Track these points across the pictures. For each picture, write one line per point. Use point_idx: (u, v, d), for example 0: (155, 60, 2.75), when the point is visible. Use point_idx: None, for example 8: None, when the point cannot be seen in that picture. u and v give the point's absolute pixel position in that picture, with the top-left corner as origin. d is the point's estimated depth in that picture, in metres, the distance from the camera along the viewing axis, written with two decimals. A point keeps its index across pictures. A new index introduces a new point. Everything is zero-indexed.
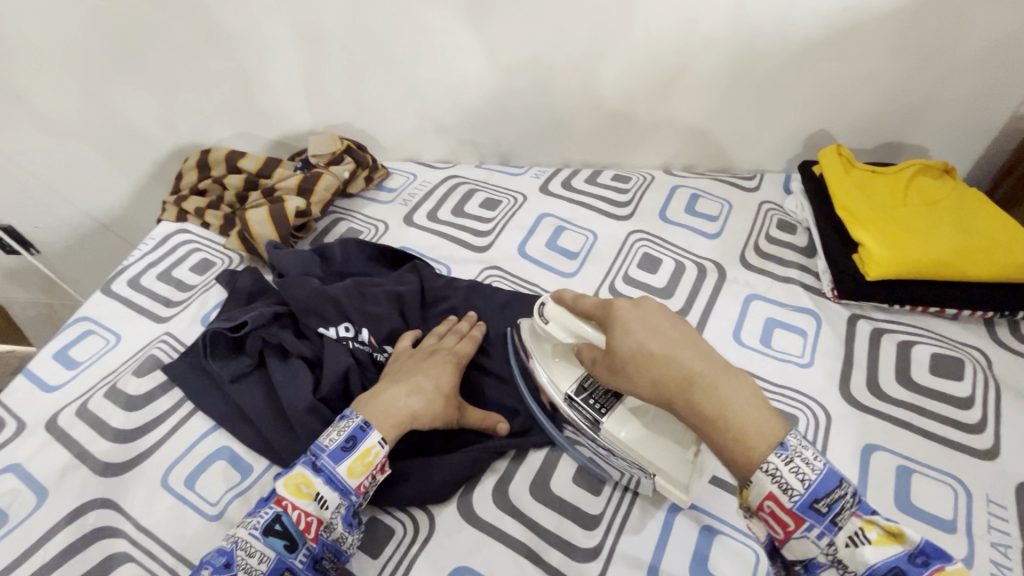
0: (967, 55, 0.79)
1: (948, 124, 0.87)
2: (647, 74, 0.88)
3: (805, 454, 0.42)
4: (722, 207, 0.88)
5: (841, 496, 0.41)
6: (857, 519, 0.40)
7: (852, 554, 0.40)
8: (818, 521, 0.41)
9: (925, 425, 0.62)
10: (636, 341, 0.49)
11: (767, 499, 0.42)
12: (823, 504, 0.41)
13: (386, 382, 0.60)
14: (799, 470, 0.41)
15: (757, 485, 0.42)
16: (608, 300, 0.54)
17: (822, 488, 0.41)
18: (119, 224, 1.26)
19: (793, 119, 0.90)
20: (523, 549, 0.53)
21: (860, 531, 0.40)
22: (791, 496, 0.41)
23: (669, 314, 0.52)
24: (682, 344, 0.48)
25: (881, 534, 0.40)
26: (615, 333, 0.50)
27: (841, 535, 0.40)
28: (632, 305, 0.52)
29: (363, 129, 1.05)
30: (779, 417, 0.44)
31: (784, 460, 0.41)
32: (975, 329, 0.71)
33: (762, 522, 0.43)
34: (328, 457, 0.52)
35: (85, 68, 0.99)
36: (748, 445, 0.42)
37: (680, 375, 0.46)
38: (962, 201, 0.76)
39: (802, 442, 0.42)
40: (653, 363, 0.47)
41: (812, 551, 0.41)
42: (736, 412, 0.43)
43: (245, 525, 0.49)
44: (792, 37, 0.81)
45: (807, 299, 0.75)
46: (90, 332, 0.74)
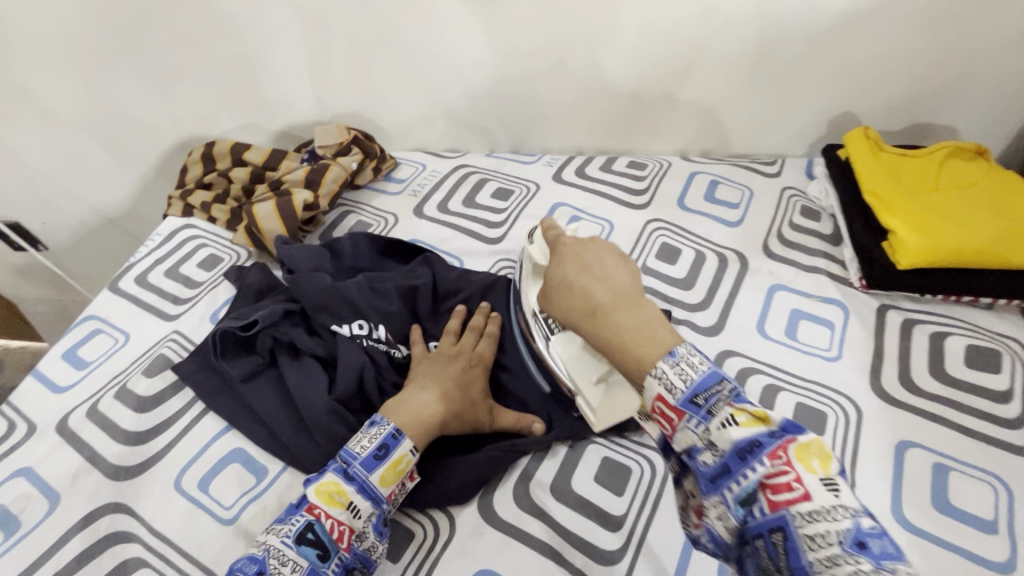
0: (999, 36, 0.76)
1: (982, 103, 0.83)
2: (665, 57, 0.84)
3: (690, 359, 0.42)
4: (743, 194, 0.85)
5: (718, 390, 0.41)
6: (729, 407, 0.39)
7: (721, 435, 0.39)
8: (696, 413, 0.40)
9: (961, 421, 0.59)
10: (564, 274, 0.53)
11: (657, 400, 0.42)
12: (701, 398, 0.40)
13: (413, 386, 0.58)
14: (683, 371, 0.41)
15: (648, 388, 0.43)
16: (562, 237, 0.59)
17: (702, 384, 0.41)
18: (126, 219, 1.24)
19: (815, 103, 0.87)
20: (545, 550, 0.51)
21: (730, 417, 0.39)
22: (675, 393, 0.41)
23: (609, 252, 0.55)
24: (601, 276, 0.51)
25: (749, 418, 0.38)
26: (554, 267, 0.55)
27: (714, 422, 0.39)
28: (578, 244, 0.57)
29: (369, 119, 1.02)
30: (677, 335, 0.45)
31: (671, 364, 0.42)
32: (1011, 318, 0.68)
33: (656, 423, 0.43)
34: (360, 465, 0.51)
35: (85, 60, 0.97)
36: (637, 354, 0.44)
37: (588, 304, 0.50)
38: (997, 184, 0.73)
39: (692, 351, 0.43)
40: (571, 292, 0.52)
41: (693, 443, 0.40)
42: (630, 329, 0.46)
43: (276, 533, 0.48)
44: (819, 15, 0.77)
45: (834, 289, 0.72)
46: (98, 331, 0.73)
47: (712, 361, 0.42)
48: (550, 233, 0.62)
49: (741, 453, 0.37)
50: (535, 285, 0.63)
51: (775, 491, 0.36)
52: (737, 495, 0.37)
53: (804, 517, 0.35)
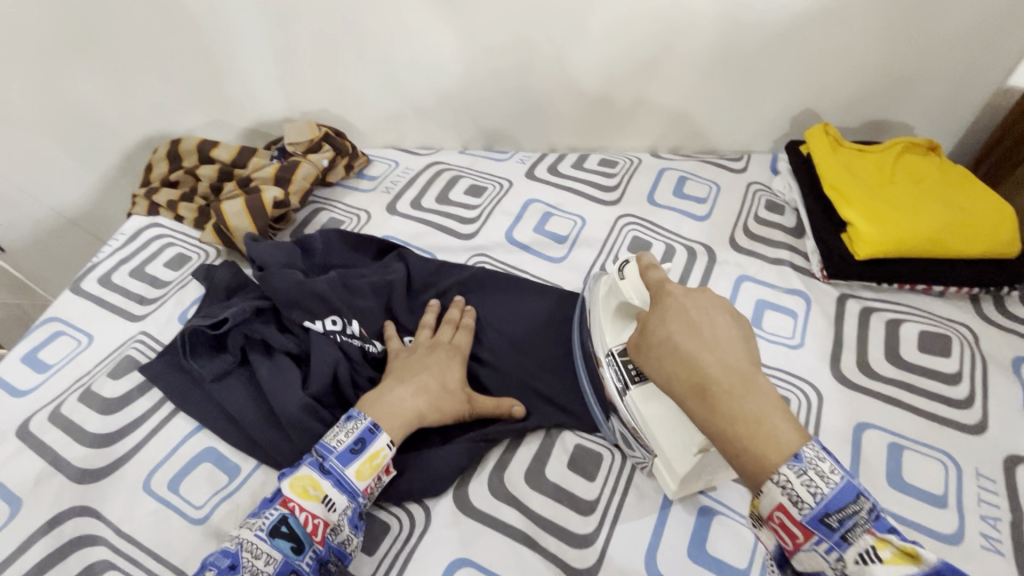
0: (947, 37, 0.80)
1: (935, 101, 0.87)
2: (631, 55, 0.86)
3: (821, 467, 0.38)
4: (710, 189, 0.87)
5: (856, 512, 0.38)
6: (869, 536, 0.37)
7: (861, 570, 0.36)
8: (829, 538, 0.38)
9: (913, 402, 0.62)
10: (669, 334, 0.47)
11: (777, 510, 0.39)
12: (835, 519, 0.38)
13: (391, 380, 0.58)
14: (812, 483, 0.38)
15: (767, 496, 0.40)
16: (666, 283, 0.52)
17: (835, 503, 0.38)
18: (89, 219, 1.21)
19: (777, 101, 0.90)
20: (520, 537, 0.52)
21: (872, 549, 0.37)
22: (802, 509, 0.38)
23: (719, 310, 0.48)
24: (711, 345, 0.45)
25: (896, 553, 0.36)
26: (656, 321, 0.49)
27: (851, 551, 0.37)
28: (686, 295, 0.50)
29: (340, 116, 1.01)
30: (802, 432, 0.40)
31: (798, 474, 0.38)
32: (961, 305, 0.72)
33: (772, 533, 0.41)
34: (336, 459, 0.51)
35: (42, 56, 0.94)
36: (757, 453, 0.40)
37: (695, 376, 0.44)
38: (948, 177, 0.76)
39: (820, 454, 0.39)
40: (675, 356, 0.46)
41: (822, 566, 0.39)
42: (747, 419, 0.41)
43: (250, 527, 0.48)
44: (779, 15, 0.79)
45: (797, 280, 0.75)
46: (60, 333, 0.71)
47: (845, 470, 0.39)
48: (646, 270, 0.55)
49: None
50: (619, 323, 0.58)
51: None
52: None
53: None
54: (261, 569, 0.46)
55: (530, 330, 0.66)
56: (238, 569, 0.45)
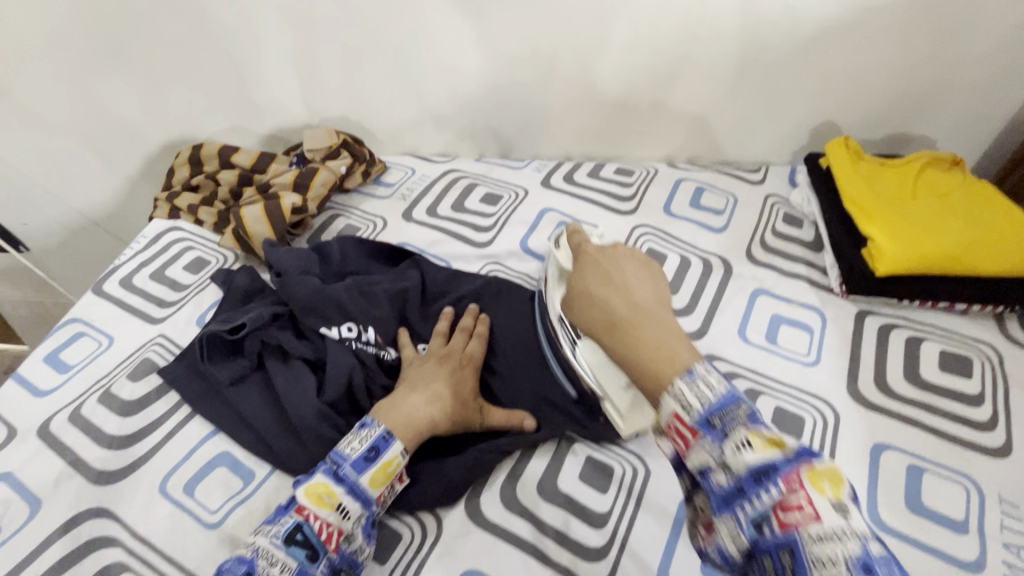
0: (974, 50, 0.79)
1: (960, 114, 0.85)
2: (650, 66, 0.86)
3: (706, 377, 0.41)
4: (727, 201, 0.86)
5: (735, 411, 0.39)
6: (744, 429, 0.38)
7: (735, 458, 0.37)
8: (710, 434, 0.39)
9: (933, 423, 0.61)
10: (586, 284, 0.56)
11: (672, 418, 0.41)
12: (717, 420, 0.39)
13: (404, 387, 0.58)
14: (699, 391, 0.40)
15: (665, 406, 0.42)
16: (585, 248, 0.61)
17: (717, 405, 0.39)
18: (111, 221, 1.23)
19: (798, 114, 0.89)
20: (531, 549, 0.52)
21: (745, 440, 0.37)
22: (690, 412, 0.40)
23: (630, 262, 0.57)
24: (619, 289, 0.54)
25: (765, 442, 0.37)
26: (575, 276, 0.58)
27: (728, 444, 0.38)
28: (601, 254, 0.59)
29: (359, 123, 1.02)
30: (697, 354, 0.45)
31: (688, 384, 0.41)
32: (984, 324, 0.70)
33: (669, 441, 0.42)
34: (350, 467, 0.51)
35: (71, 62, 0.96)
36: (655, 370, 0.44)
37: (607, 316, 0.52)
38: (971, 193, 0.75)
39: (709, 370, 0.42)
40: (592, 303, 0.54)
41: (706, 463, 0.39)
42: (649, 345, 0.46)
43: (265, 534, 0.48)
44: (802, 26, 0.79)
45: (814, 295, 0.74)
46: (81, 334, 0.72)
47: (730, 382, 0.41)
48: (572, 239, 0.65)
49: (756, 476, 0.36)
50: (558, 289, 0.62)
51: (786, 511, 0.34)
52: (749, 515, 0.36)
53: (815, 538, 0.32)
54: None
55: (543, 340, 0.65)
56: None
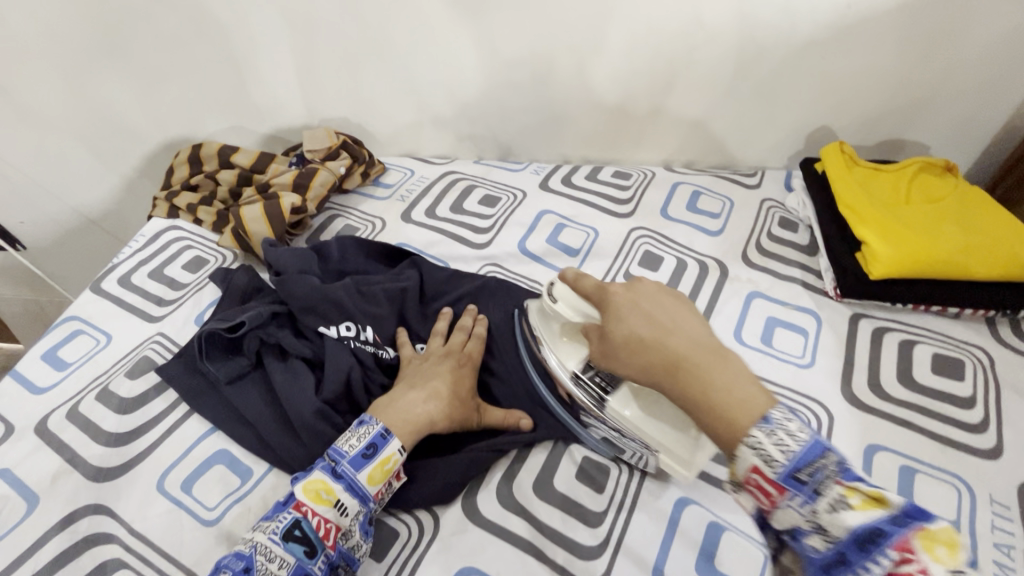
0: (968, 56, 0.80)
1: (953, 120, 0.87)
2: (648, 71, 0.87)
3: (788, 426, 0.38)
4: (724, 204, 0.87)
5: (823, 464, 0.37)
6: (838, 486, 0.36)
7: (832, 519, 0.36)
8: (800, 492, 0.37)
9: (926, 425, 0.62)
10: (628, 327, 0.48)
11: (751, 472, 0.38)
12: (805, 474, 0.37)
13: (403, 386, 0.59)
14: (781, 442, 0.38)
15: (741, 459, 0.39)
16: (605, 284, 0.53)
17: (803, 458, 0.37)
18: (109, 219, 1.23)
19: (793, 119, 0.90)
20: (527, 547, 0.52)
21: (841, 497, 0.36)
22: (774, 467, 0.37)
23: (665, 296, 0.50)
24: (669, 328, 0.46)
25: (864, 500, 0.36)
26: (611, 319, 0.49)
27: (822, 502, 0.36)
28: (628, 290, 0.51)
29: (359, 124, 1.03)
30: (770, 394, 0.40)
31: (767, 433, 0.38)
32: (976, 327, 0.71)
33: (749, 495, 0.40)
34: (348, 464, 0.52)
35: (71, 61, 0.97)
36: (732, 419, 0.40)
37: (665, 358, 0.45)
38: (964, 198, 0.76)
39: (787, 414, 0.39)
40: (641, 346, 0.46)
41: (796, 522, 0.37)
42: (722, 391, 0.41)
43: (263, 530, 0.48)
44: (797, 31, 0.80)
45: (809, 298, 0.75)
46: (80, 332, 0.72)
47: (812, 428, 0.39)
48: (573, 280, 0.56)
49: (859, 541, 0.35)
50: (565, 343, 0.57)
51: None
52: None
53: None
54: (274, 572, 0.46)
55: None
56: (252, 572, 0.46)
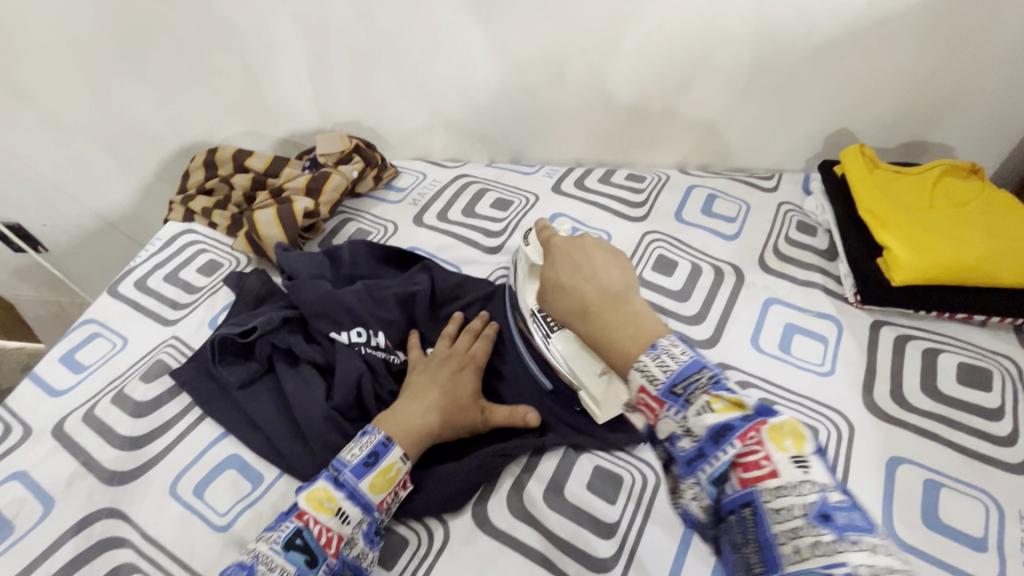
0: (995, 55, 0.77)
1: (980, 121, 0.84)
2: (663, 72, 0.86)
3: (670, 350, 0.43)
4: (740, 208, 0.86)
5: (697, 378, 0.41)
6: (706, 395, 0.40)
7: (696, 421, 0.39)
8: (675, 403, 0.41)
9: (952, 437, 0.60)
10: (557, 275, 0.57)
11: (640, 392, 0.43)
12: (680, 388, 0.41)
13: (406, 395, 0.58)
14: (663, 363, 0.43)
15: (633, 382, 0.44)
16: (554, 238, 0.62)
17: (680, 374, 0.41)
18: (127, 222, 1.25)
19: (812, 120, 0.88)
20: (538, 557, 0.52)
21: (706, 404, 0.39)
22: (656, 384, 0.42)
23: (598, 250, 0.59)
24: (592, 277, 0.55)
25: (726, 405, 0.39)
26: (547, 267, 0.60)
27: (692, 409, 0.40)
28: (570, 245, 0.60)
29: (372, 128, 1.03)
30: (662, 325, 0.48)
31: (653, 357, 0.44)
32: (1003, 336, 0.69)
33: (640, 413, 0.44)
34: (351, 472, 0.51)
35: (91, 67, 0.98)
36: (619, 347, 0.48)
37: (580, 303, 0.54)
38: (990, 202, 0.74)
39: (673, 343, 0.44)
40: (563, 293, 0.56)
41: (673, 431, 0.41)
42: (618, 327, 0.49)
43: (267, 540, 0.48)
44: (817, 31, 0.78)
45: (829, 304, 0.73)
46: (96, 335, 0.73)
47: (694, 350, 0.44)
48: (543, 233, 0.65)
49: (716, 437, 0.38)
50: (530, 284, 0.64)
51: (745, 469, 0.36)
52: (710, 474, 0.38)
53: (772, 492, 0.35)
54: None
55: None
56: None
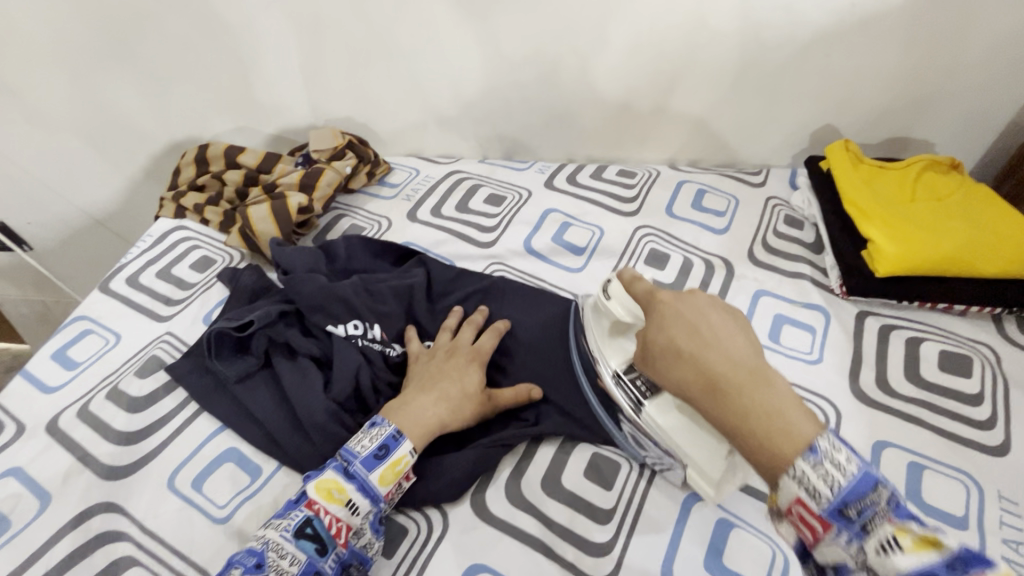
0: (973, 54, 0.80)
1: (958, 118, 0.87)
2: (653, 69, 0.87)
3: (836, 457, 0.38)
4: (729, 203, 0.87)
5: (873, 499, 0.37)
6: (888, 525, 0.35)
7: (882, 561, 0.35)
8: (847, 528, 0.37)
9: (935, 422, 0.62)
10: (668, 337, 0.48)
11: (794, 503, 0.38)
12: (853, 510, 0.37)
13: (413, 388, 0.59)
14: (827, 474, 0.37)
15: (784, 489, 0.39)
16: (654, 291, 0.53)
17: (852, 493, 0.37)
18: (115, 220, 1.24)
19: (797, 117, 0.90)
20: (536, 544, 0.53)
21: (892, 538, 0.35)
22: (820, 502, 0.37)
23: (710, 305, 0.50)
24: (712, 343, 0.46)
25: (916, 541, 0.34)
26: (654, 327, 0.49)
27: (870, 543, 0.36)
28: (678, 298, 0.51)
29: (364, 124, 1.03)
30: (816, 422, 0.40)
31: (813, 465, 0.38)
32: (982, 325, 0.71)
33: (791, 526, 0.40)
34: (360, 464, 0.52)
35: (78, 62, 0.97)
36: (774, 448, 0.39)
37: (704, 376, 0.45)
38: (969, 196, 0.76)
39: (835, 444, 0.38)
40: (681, 360, 0.46)
41: (842, 560, 0.38)
42: (764, 415, 0.41)
43: (275, 527, 0.49)
44: (802, 29, 0.80)
45: (816, 295, 0.75)
46: (89, 331, 0.73)
47: (860, 457, 0.38)
48: (630, 281, 0.56)
49: None
50: (614, 339, 0.58)
51: None
52: None
53: None
54: (286, 569, 0.47)
55: (546, 338, 0.66)
56: (264, 568, 0.46)
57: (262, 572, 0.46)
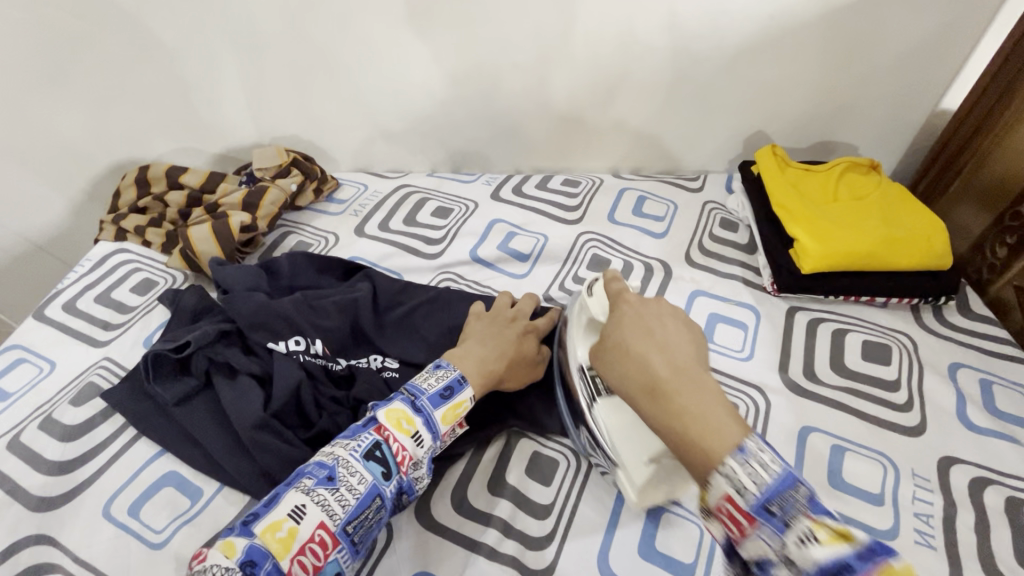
0: (881, 64, 0.85)
1: (875, 122, 0.92)
2: (590, 81, 0.90)
3: (761, 456, 0.37)
4: (667, 208, 0.91)
5: (793, 496, 0.36)
6: (807, 519, 0.34)
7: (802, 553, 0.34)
8: (769, 521, 0.35)
9: (856, 407, 0.65)
10: (621, 337, 0.47)
11: (724, 500, 0.37)
12: (775, 505, 0.35)
13: (474, 341, 0.61)
14: (754, 471, 0.36)
15: (713, 486, 0.38)
16: (624, 292, 0.52)
17: (775, 489, 0.36)
18: (57, 245, 1.20)
19: (729, 125, 0.94)
20: (478, 548, 0.53)
21: (810, 532, 0.34)
22: (746, 496, 0.36)
23: (671, 316, 0.49)
24: (661, 345, 0.45)
25: (832, 534, 0.33)
26: (610, 327, 0.49)
27: (791, 536, 0.34)
28: (643, 303, 0.50)
29: (311, 141, 1.03)
30: (744, 424, 0.39)
31: (741, 463, 0.37)
32: (901, 315, 0.76)
33: (719, 524, 0.38)
34: (427, 399, 0.53)
35: (9, 86, 0.95)
36: (703, 447, 0.39)
37: (646, 376, 0.44)
38: (886, 194, 0.81)
39: (761, 446, 0.38)
40: (627, 358, 0.46)
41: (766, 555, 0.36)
42: (692, 415, 0.40)
43: (345, 447, 0.49)
44: (725, 43, 0.84)
45: (748, 294, 0.78)
46: (21, 361, 0.71)
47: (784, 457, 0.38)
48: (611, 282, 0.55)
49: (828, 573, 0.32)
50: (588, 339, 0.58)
51: None
52: None
53: None
54: (354, 487, 0.47)
55: None
56: (335, 482, 0.47)
57: (333, 485, 0.47)
